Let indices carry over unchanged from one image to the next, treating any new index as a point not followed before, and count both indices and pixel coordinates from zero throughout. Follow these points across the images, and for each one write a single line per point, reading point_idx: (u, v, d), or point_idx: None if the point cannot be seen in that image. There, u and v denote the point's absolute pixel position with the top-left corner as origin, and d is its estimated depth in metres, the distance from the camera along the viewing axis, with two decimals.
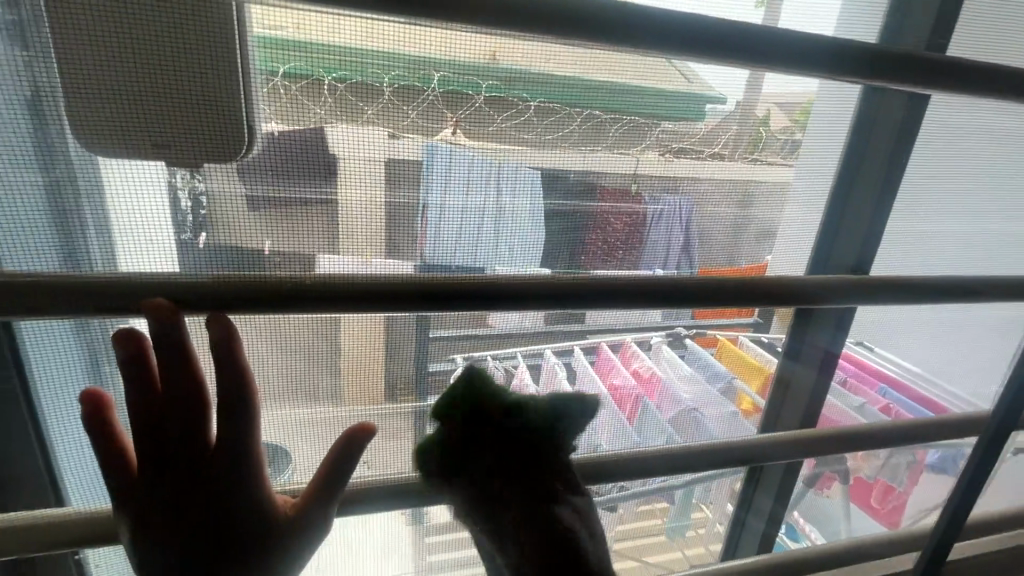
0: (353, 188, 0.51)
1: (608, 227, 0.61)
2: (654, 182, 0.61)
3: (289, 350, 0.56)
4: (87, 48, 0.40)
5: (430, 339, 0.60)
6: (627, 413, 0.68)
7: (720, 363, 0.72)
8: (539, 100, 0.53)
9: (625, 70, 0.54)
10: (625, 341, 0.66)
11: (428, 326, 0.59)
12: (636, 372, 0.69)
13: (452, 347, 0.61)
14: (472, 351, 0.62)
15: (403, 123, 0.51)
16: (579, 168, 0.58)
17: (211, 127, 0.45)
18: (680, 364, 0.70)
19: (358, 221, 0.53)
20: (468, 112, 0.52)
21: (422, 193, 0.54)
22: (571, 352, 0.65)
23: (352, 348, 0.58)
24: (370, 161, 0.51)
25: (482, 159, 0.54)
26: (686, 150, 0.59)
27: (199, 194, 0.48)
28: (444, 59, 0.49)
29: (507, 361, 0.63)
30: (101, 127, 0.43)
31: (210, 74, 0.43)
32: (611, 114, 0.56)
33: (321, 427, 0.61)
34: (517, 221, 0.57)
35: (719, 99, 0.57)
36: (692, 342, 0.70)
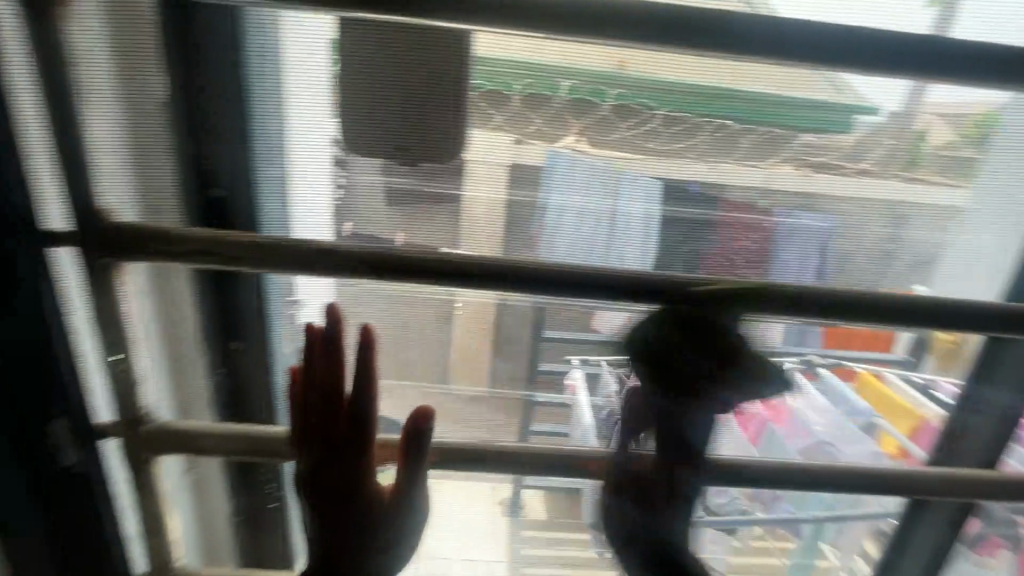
0: (481, 189, 0.55)
1: (731, 241, 0.58)
2: (788, 198, 0.57)
3: (415, 331, 0.62)
4: (355, 63, 0.48)
5: (544, 337, 0.62)
6: (749, 436, 0.66)
7: (856, 397, 0.66)
8: (666, 109, 0.53)
9: (760, 79, 0.51)
10: None
11: (543, 322, 0.61)
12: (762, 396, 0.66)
13: (564, 349, 0.63)
14: (588, 354, 0.63)
15: (529, 129, 0.53)
16: (704, 178, 0.56)
17: (441, 127, 0.51)
18: (812, 392, 0.66)
19: (479, 220, 0.56)
20: (593, 121, 0.53)
21: (542, 193, 0.55)
22: None
23: (468, 334, 0.62)
24: (496, 166, 0.54)
25: (603, 166, 0.55)
26: (827, 163, 0.56)
27: (341, 185, 0.53)
28: (575, 68, 0.50)
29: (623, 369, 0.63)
30: (356, 128, 0.51)
31: (447, 82, 0.49)
32: (743, 125, 0.54)
33: (433, 408, 0.66)
34: (631, 227, 0.57)
35: (869, 110, 0.52)
36: (826, 370, 0.64)
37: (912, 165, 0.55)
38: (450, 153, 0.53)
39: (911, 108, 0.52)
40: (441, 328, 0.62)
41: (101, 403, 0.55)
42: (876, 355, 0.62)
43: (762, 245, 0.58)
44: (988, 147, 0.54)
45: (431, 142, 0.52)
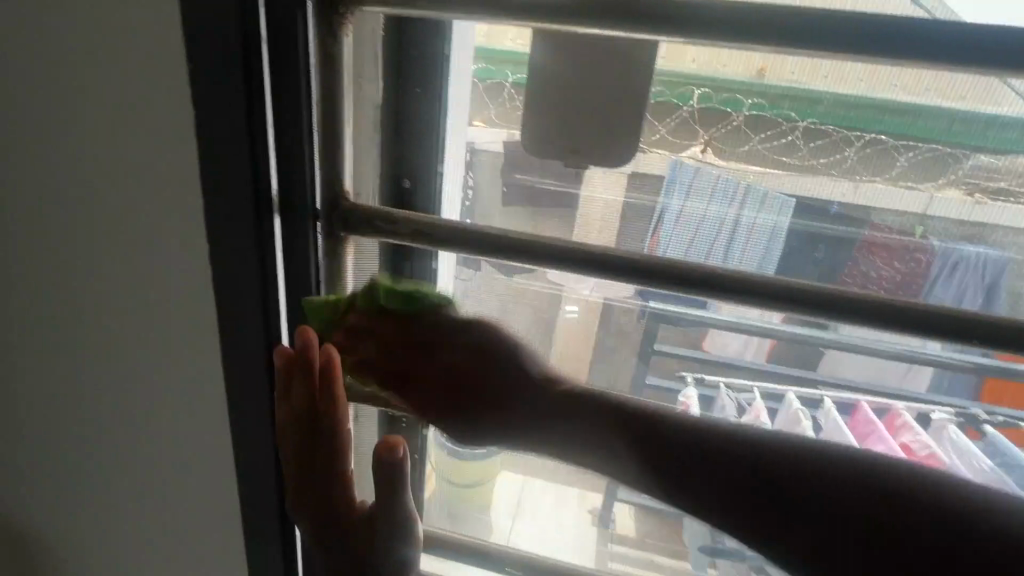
0: (598, 192, 0.56)
1: (873, 267, 0.53)
2: (947, 226, 0.51)
3: (517, 328, 0.63)
4: (537, 68, 0.49)
5: (655, 350, 0.61)
6: None
7: None
8: (809, 121, 0.49)
9: (930, 90, 0.45)
10: (894, 406, 0.58)
11: (653, 336, 0.61)
12: (906, 446, 0.57)
13: (677, 363, 0.62)
14: (702, 371, 0.62)
15: (653, 138, 0.52)
16: (846, 196, 0.51)
17: (621, 125, 0.50)
18: (974, 450, 0.55)
19: (596, 220, 0.56)
20: (723, 132, 0.52)
21: (662, 199, 0.55)
22: (820, 403, 0.60)
23: (568, 334, 0.62)
24: (615, 173, 0.54)
25: (730, 178, 0.53)
26: (1004, 190, 0.48)
27: (468, 187, 0.59)
28: (710, 75, 0.49)
29: (740, 394, 0.62)
30: (535, 126, 0.52)
31: (627, 78, 0.48)
32: (903, 140, 0.48)
33: None
34: (753, 239, 0.54)
35: None
36: (993, 430, 0.56)
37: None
38: (573, 159, 0.54)
39: None
40: (542, 321, 0.62)
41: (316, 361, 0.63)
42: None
43: (912, 271, 0.52)
44: None
45: (609, 156, 0.52)
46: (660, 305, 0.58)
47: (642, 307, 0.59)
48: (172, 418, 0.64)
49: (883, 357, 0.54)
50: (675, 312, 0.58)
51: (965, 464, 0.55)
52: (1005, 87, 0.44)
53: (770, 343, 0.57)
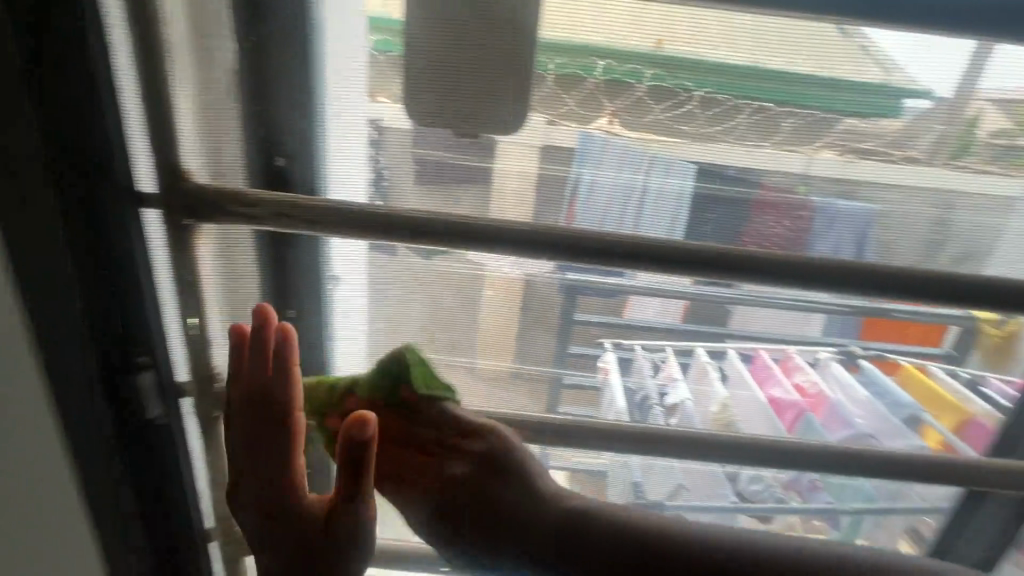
0: (511, 164, 0.54)
1: (766, 225, 0.56)
2: (826, 184, 0.55)
3: (441, 307, 0.62)
4: (418, 34, 0.48)
5: (574, 320, 0.61)
6: (784, 423, 0.67)
7: (901, 391, 0.64)
8: (704, 90, 0.51)
9: (803, 58, 0.49)
10: (789, 352, 0.62)
11: (574, 305, 0.61)
12: (797, 385, 0.65)
13: (596, 332, 0.62)
14: (620, 338, 0.63)
15: (562, 110, 0.52)
16: (741, 161, 0.54)
17: (505, 92, 0.50)
18: (852, 384, 0.64)
19: (512, 196, 0.55)
20: (628, 104, 0.52)
21: (574, 168, 0.54)
22: (724, 355, 0.63)
23: (493, 311, 0.61)
24: (527, 145, 0.53)
25: (637, 147, 0.53)
26: (871, 151, 0.53)
27: (380, 168, 0.54)
28: (611, 47, 0.49)
29: (656, 354, 0.64)
30: (422, 95, 0.50)
31: (506, 42, 0.48)
32: (784, 106, 0.51)
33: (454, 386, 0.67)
34: (660, 206, 0.55)
35: (923, 94, 0.50)
36: (867, 363, 0.63)
37: (961, 153, 0.52)
38: (479, 133, 0.52)
39: (962, 92, 0.49)
40: (465, 303, 0.61)
41: (179, 365, 0.60)
42: (907, 348, 0.60)
43: (799, 227, 0.56)
44: None
45: (525, 113, 0.52)
46: (578, 277, 0.58)
47: (560, 280, 0.59)
48: (37, 453, 0.55)
49: (782, 306, 0.58)
50: (593, 283, 0.59)
51: (844, 392, 0.65)
52: (864, 54, 0.48)
53: (683, 304, 0.59)
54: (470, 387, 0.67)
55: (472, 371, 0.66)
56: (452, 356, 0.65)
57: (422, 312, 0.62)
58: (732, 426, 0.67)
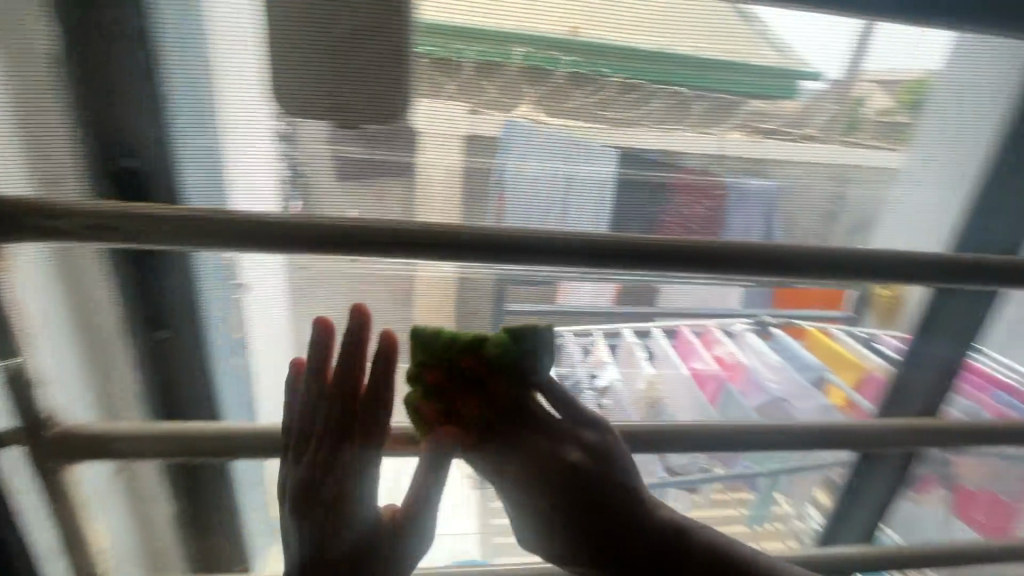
0: (434, 156, 0.52)
1: (685, 206, 0.58)
2: (737, 164, 0.57)
3: (370, 309, 0.59)
4: (283, 22, 0.45)
5: (506, 311, 0.61)
6: (706, 394, 0.70)
7: (809, 355, 0.69)
8: (621, 75, 0.51)
9: (710, 44, 0.51)
10: (709, 326, 0.66)
11: (505, 296, 0.60)
12: (718, 357, 0.68)
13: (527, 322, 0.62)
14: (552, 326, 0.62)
15: (483, 99, 0.51)
16: (659, 145, 0.55)
17: (382, 83, 0.48)
18: (766, 352, 0.68)
19: (437, 191, 0.54)
20: (548, 91, 0.51)
21: (499, 158, 0.53)
22: (650, 333, 0.65)
23: (424, 308, 0.60)
24: (449, 136, 0.52)
25: (562, 133, 0.53)
26: (773, 132, 0.56)
27: (293, 163, 0.50)
28: (527, 33, 0.48)
29: (585, 338, 0.64)
30: (294, 88, 0.47)
31: (379, 30, 0.46)
32: (695, 91, 0.53)
33: None
34: (586, 191, 0.55)
35: (813, 76, 0.53)
36: (778, 330, 0.67)
37: (852, 130, 0.56)
38: (397, 124, 0.50)
39: (849, 74, 0.53)
40: (397, 305, 0.59)
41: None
42: (813, 313, 0.65)
43: (715, 207, 0.58)
44: (920, 112, 0.56)
45: (436, 97, 0.50)
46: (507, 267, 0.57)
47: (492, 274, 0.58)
48: None
49: (700, 282, 0.60)
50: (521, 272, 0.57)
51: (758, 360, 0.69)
52: (762, 40, 0.51)
53: (614, 287, 0.60)
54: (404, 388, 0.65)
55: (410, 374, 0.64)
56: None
57: (351, 316, 0.60)
58: (659, 402, 0.69)
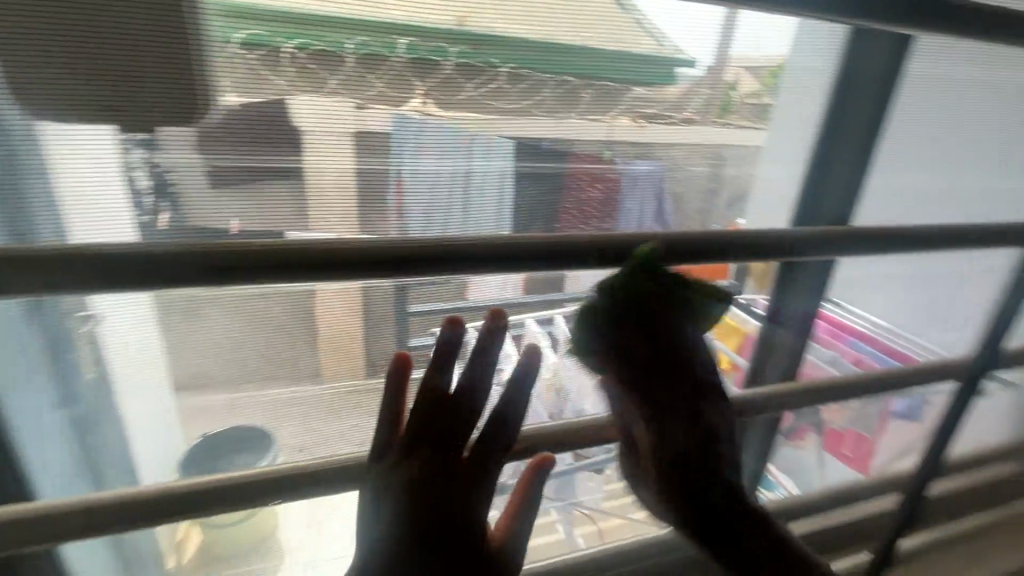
0: (322, 158, 0.48)
1: (580, 192, 0.59)
2: (628, 148, 0.58)
3: (263, 330, 0.53)
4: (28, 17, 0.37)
5: (409, 313, 0.58)
6: None
7: None
8: (510, 66, 0.51)
9: (594, 34, 0.51)
10: None
11: (406, 298, 0.56)
12: None
13: (432, 321, 0.59)
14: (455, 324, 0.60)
15: (370, 94, 0.48)
16: (553, 134, 0.55)
17: (176, 81, 0.42)
18: None
19: (330, 196, 0.50)
20: (438, 82, 0.49)
21: (393, 159, 0.50)
22: (551, 321, 0.63)
23: (329, 322, 0.55)
24: (337, 135, 0.48)
25: (456, 128, 0.51)
26: (657, 116, 0.57)
27: (158, 170, 0.45)
28: (410, 23, 0.46)
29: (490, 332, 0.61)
30: (61, 93, 0.40)
31: (156, 21, 0.40)
32: (583, 79, 0.53)
33: (297, 408, 0.59)
34: (486, 187, 0.54)
35: (689, 63, 0.55)
36: None
37: (726, 112, 0.59)
38: (276, 123, 0.46)
39: (721, 60, 0.56)
40: (299, 325, 0.54)
41: None
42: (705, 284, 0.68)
43: (610, 192, 0.60)
44: (780, 94, 0.61)
45: (317, 93, 0.46)
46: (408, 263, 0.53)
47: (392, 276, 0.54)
48: None
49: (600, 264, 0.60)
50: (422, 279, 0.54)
51: None
52: (640, 28, 0.52)
53: (522, 278, 0.59)
54: (307, 411, 0.60)
55: (320, 397, 0.59)
56: (288, 386, 0.58)
57: (246, 342, 0.54)
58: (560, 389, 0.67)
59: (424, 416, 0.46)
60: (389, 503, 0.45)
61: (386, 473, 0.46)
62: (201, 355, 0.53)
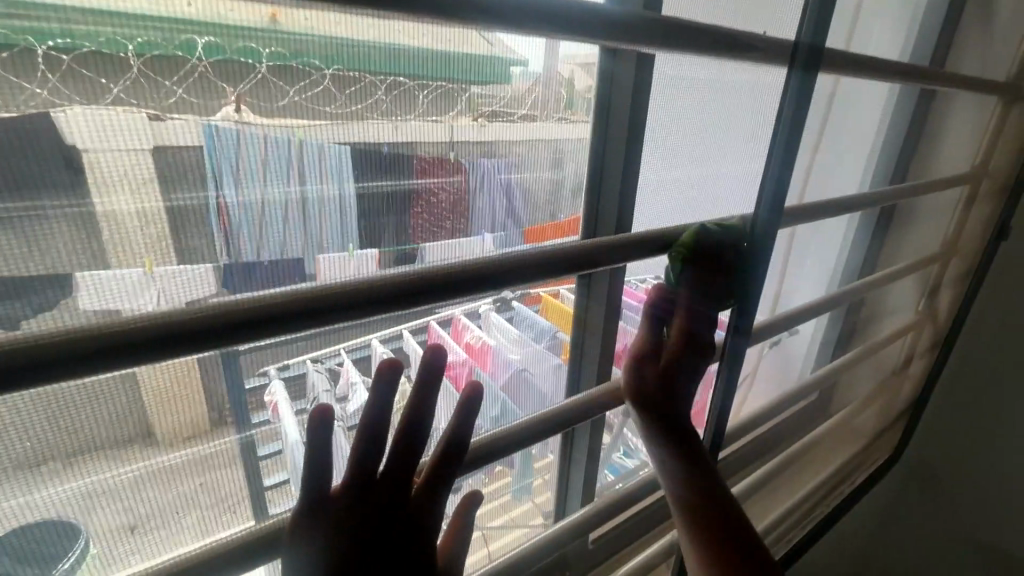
0: (112, 183, 0.36)
1: (431, 200, 0.52)
2: (471, 147, 0.53)
3: (44, 420, 0.38)
4: None
5: (240, 352, 0.46)
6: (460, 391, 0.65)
7: (543, 320, 0.71)
8: (337, 66, 0.42)
9: (424, 34, 0.45)
10: (454, 316, 0.61)
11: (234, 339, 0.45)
12: (468, 345, 0.64)
13: (268, 358, 0.48)
14: (289, 358, 0.49)
15: (168, 102, 0.36)
16: (393, 139, 0.47)
17: None
18: (508, 327, 0.68)
19: (128, 231, 0.37)
20: (253, 87, 0.39)
21: (210, 190, 0.39)
22: (399, 337, 0.57)
23: (152, 384, 0.42)
24: (126, 153, 0.36)
25: (280, 140, 0.41)
26: (498, 112, 0.54)
27: None
28: (210, 19, 0.36)
29: (330, 361, 0.52)
30: None
31: None
32: (416, 80, 0.46)
33: (107, 509, 0.43)
34: (326, 213, 0.45)
35: (522, 62, 0.53)
36: (517, 303, 0.67)
37: (569, 108, 0.59)
38: (39, 145, 0.33)
39: (551, 60, 0.55)
40: (113, 387, 0.40)
41: None
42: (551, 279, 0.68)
43: (459, 191, 0.54)
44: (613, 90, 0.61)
45: (95, 105, 0.34)
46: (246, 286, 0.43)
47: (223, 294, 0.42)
48: None
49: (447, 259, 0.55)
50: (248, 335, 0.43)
51: (501, 338, 0.67)
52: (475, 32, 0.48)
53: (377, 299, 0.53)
54: (138, 487, 0.44)
55: (148, 474, 0.44)
56: (103, 471, 0.42)
57: (33, 425, 0.38)
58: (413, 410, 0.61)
59: (367, 470, 0.42)
60: (320, 556, 0.39)
61: (315, 532, 0.39)
62: None
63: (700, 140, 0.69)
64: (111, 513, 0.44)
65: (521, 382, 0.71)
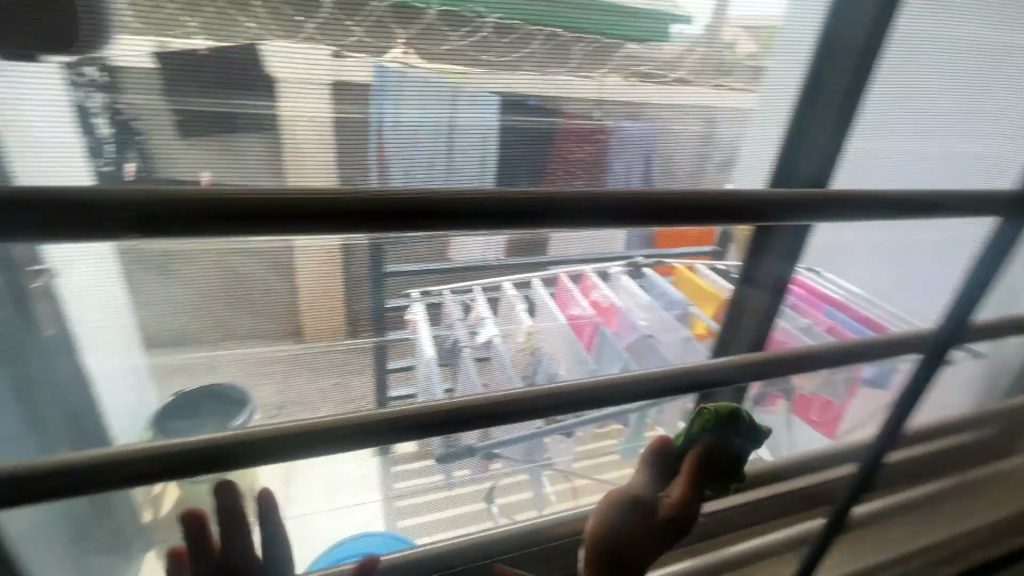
0: (299, 107, 0.40)
1: (569, 151, 0.50)
2: (622, 104, 0.50)
3: (224, 306, 0.46)
4: None
5: (387, 273, 0.49)
6: (583, 342, 0.66)
7: (673, 289, 0.68)
8: (498, 15, 0.42)
9: None
10: (585, 272, 0.60)
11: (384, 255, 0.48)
12: (594, 303, 0.64)
13: (410, 283, 0.51)
14: (434, 286, 0.52)
15: (348, 41, 0.39)
16: (541, 90, 0.47)
17: None
18: (638, 292, 0.66)
19: (305, 150, 0.42)
20: (420, 31, 0.41)
21: (373, 110, 0.42)
22: (530, 285, 0.57)
23: (309, 283, 0.47)
24: (313, 82, 0.40)
25: (439, 79, 0.43)
26: (653, 73, 0.49)
27: (126, 119, 0.38)
28: None
29: (465, 295, 0.56)
30: None
31: None
32: (571, 33, 0.44)
33: (272, 379, 0.52)
34: (470, 150, 0.47)
35: (685, 20, 0.47)
36: (649, 270, 0.65)
37: (723, 74, 0.51)
38: (249, 71, 0.38)
39: (719, 14, 0.47)
40: (278, 284, 0.46)
41: None
42: (688, 250, 0.64)
43: (600, 153, 0.51)
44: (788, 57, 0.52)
45: (292, 39, 0.38)
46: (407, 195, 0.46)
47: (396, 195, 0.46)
48: None
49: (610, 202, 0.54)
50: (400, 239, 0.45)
51: (628, 299, 0.66)
52: None
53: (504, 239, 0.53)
54: (288, 373, 0.52)
55: (304, 358, 0.51)
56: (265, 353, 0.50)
57: (218, 305, 0.45)
58: (537, 352, 0.64)
59: None
60: None
61: None
62: (170, 332, 0.46)
63: (893, 118, 0.58)
64: (267, 387, 0.53)
65: (643, 348, 0.70)
